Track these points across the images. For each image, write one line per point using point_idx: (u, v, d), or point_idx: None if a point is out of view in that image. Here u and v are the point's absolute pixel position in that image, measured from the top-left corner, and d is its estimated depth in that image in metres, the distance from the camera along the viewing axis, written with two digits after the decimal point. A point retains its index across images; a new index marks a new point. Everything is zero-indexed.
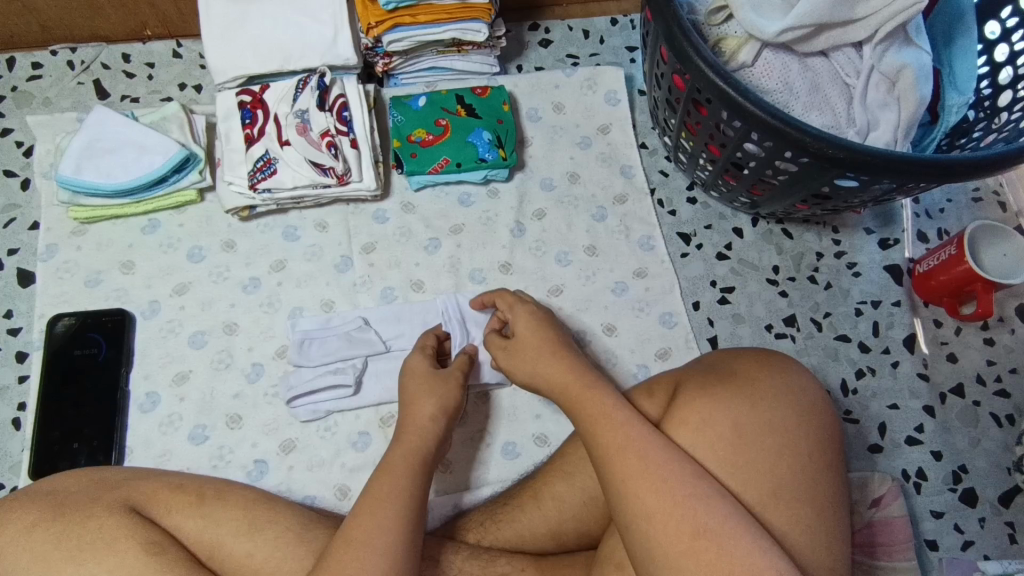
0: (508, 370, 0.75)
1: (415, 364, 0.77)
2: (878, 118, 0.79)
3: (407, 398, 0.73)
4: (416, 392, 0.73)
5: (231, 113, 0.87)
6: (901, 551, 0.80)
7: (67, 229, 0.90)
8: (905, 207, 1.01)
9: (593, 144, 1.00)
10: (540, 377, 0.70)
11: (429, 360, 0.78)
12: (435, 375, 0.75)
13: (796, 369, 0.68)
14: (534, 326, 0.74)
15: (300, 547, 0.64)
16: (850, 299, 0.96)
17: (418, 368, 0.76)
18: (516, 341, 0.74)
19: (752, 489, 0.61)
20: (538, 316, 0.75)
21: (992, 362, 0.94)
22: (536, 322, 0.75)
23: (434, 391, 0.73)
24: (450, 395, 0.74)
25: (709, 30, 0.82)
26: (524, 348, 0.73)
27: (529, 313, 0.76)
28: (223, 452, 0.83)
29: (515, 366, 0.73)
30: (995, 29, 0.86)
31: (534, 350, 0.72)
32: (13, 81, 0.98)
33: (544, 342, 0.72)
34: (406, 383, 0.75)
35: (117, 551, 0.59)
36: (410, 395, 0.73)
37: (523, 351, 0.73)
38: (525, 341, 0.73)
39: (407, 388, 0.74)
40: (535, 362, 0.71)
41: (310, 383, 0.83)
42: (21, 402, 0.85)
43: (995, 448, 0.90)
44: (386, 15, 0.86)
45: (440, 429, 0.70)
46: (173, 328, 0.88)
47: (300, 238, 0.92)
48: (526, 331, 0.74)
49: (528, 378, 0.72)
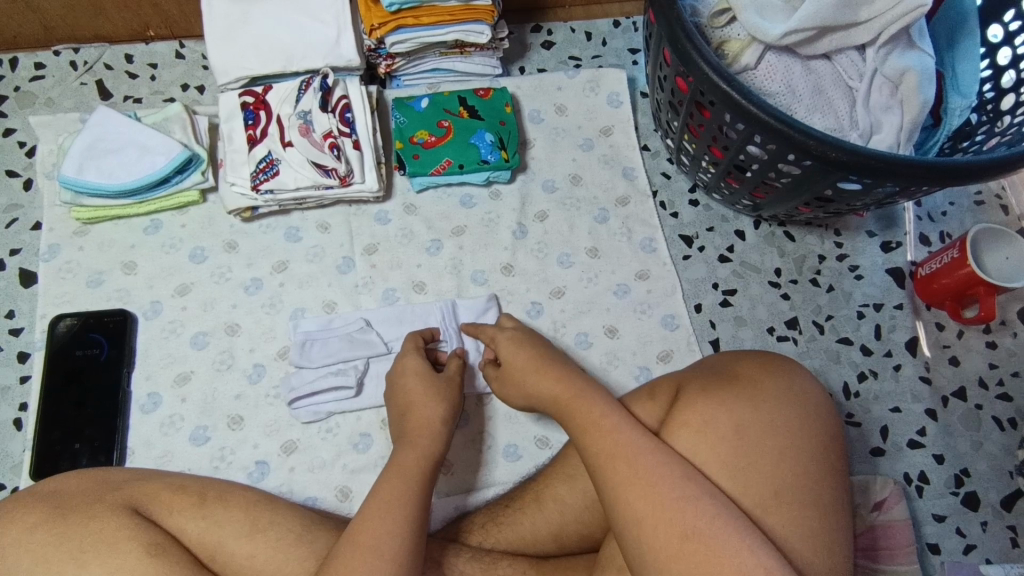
0: (502, 394, 0.76)
1: (410, 363, 0.77)
2: (880, 122, 0.79)
3: (406, 401, 0.73)
4: (416, 395, 0.73)
5: (233, 113, 0.87)
6: (903, 555, 0.80)
7: (69, 229, 0.90)
8: (908, 210, 1.01)
9: (595, 146, 1.00)
10: (532, 396, 0.71)
11: (424, 360, 0.77)
12: (431, 376, 0.75)
13: (798, 372, 0.68)
14: (515, 346, 0.74)
15: (301, 549, 0.64)
16: (852, 302, 0.96)
17: (414, 367, 0.76)
18: (504, 363, 0.74)
19: (754, 492, 0.60)
20: (519, 336, 0.75)
21: (994, 365, 0.94)
22: (521, 343, 0.74)
23: (433, 394, 0.73)
24: (449, 399, 0.73)
25: (712, 32, 0.81)
26: (511, 372, 0.73)
27: (512, 338, 0.75)
28: (224, 453, 0.83)
29: (508, 392, 0.75)
30: (998, 32, 0.86)
31: (525, 370, 0.72)
32: (15, 81, 0.98)
33: (539, 358, 0.72)
34: (403, 382, 0.75)
35: (118, 552, 0.59)
36: (408, 399, 0.73)
37: (513, 372, 0.72)
38: (512, 360, 0.73)
39: (403, 391, 0.75)
40: (525, 382, 0.71)
41: (312, 384, 0.83)
42: (22, 402, 0.85)
43: (997, 452, 0.90)
44: (389, 17, 0.86)
45: (444, 434, 0.70)
46: (174, 329, 0.88)
47: (302, 239, 0.92)
48: (513, 354, 0.74)
49: (523, 399, 0.73)
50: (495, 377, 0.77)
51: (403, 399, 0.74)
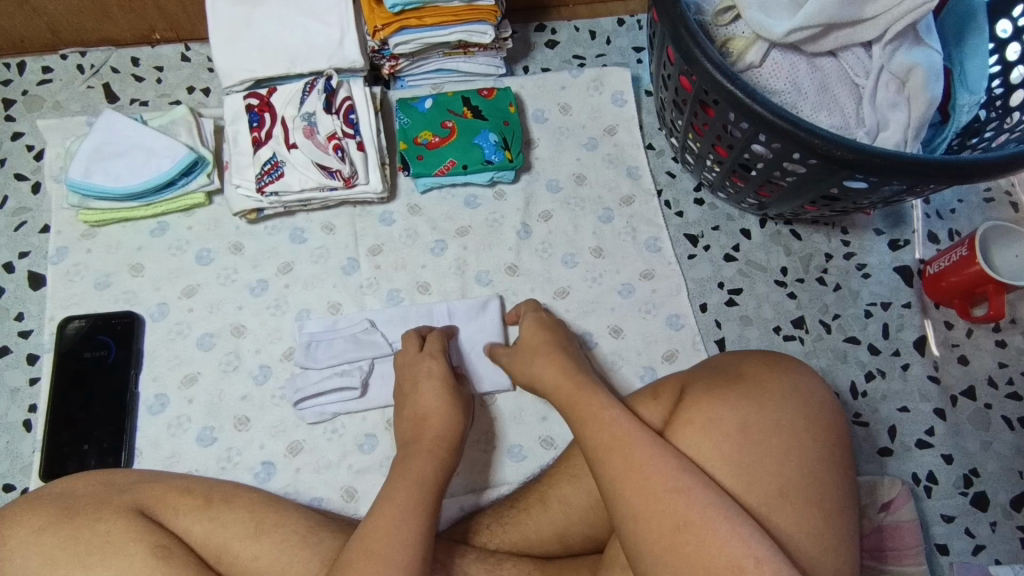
0: (514, 374, 0.78)
1: (435, 367, 0.77)
2: (887, 119, 0.78)
3: (423, 406, 0.74)
4: (433, 402, 0.74)
5: (238, 116, 0.88)
6: (910, 556, 0.80)
7: (77, 231, 0.91)
8: (916, 208, 1.00)
9: (599, 145, 1.00)
10: (538, 384, 0.72)
11: (448, 365, 0.78)
12: (449, 383, 0.76)
13: (803, 371, 0.68)
14: (537, 328, 0.79)
15: (305, 551, 0.65)
16: (859, 300, 0.95)
17: (435, 372, 0.77)
18: (521, 345, 0.78)
19: (757, 491, 0.60)
20: (545, 321, 0.80)
21: (1003, 364, 0.93)
22: (544, 326, 0.79)
23: (452, 405, 0.74)
24: (463, 411, 0.74)
25: (717, 30, 0.81)
26: (525, 352, 0.76)
27: (538, 319, 0.80)
28: (231, 454, 0.83)
29: (519, 371, 0.76)
30: (1006, 28, 0.85)
31: (537, 352, 0.75)
32: (24, 85, 0.99)
33: (554, 348, 0.74)
34: (418, 387, 0.76)
35: (126, 554, 0.59)
36: (426, 403, 0.74)
37: (527, 352, 0.76)
38: (528, 342, 0.77)
39: (419, 393, 0.75)
40: (531, 366, 0.74)
41: (317, 385, 0.83)
42: (32, 403, 0.86)
43: (1007, 451, 0.89)
44: (391, 18, 0.86)
45: (458, 451, 0.71)
46: (181, 330, 0.88)
47: (307, 240, 0.93)
48: (531, 334, 0.78)
49: (528, 381, 0.75)
50: (511, 352, 0.79)
51: (420, 402, 0.74)
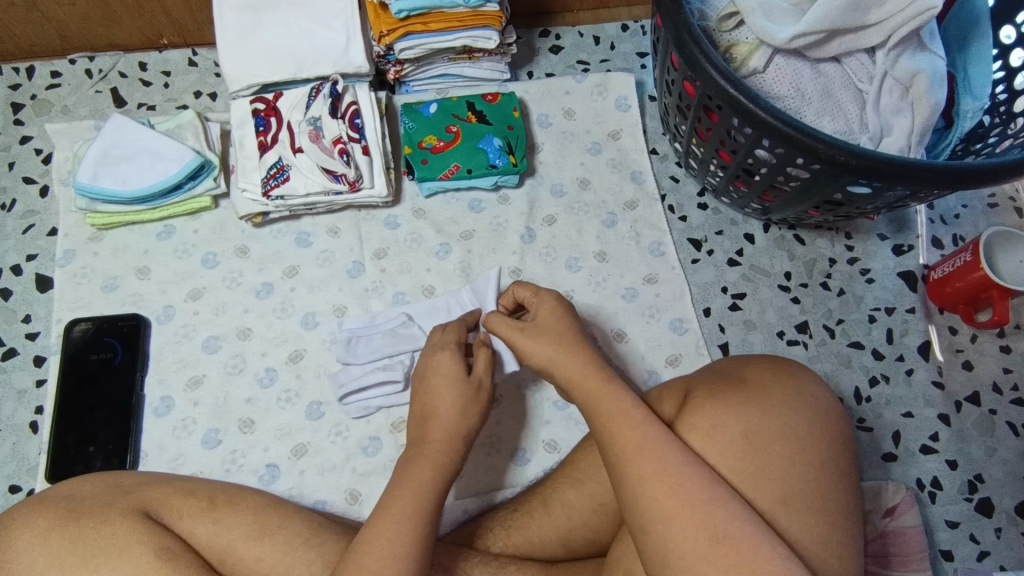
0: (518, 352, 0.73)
1: (442, 360, 0.74)
2: (891, 124, 0.78)
3: (431, 402, 0.72)
4: (441, 400, 0.71)
5: (245, 120, 0.89)
6: (915, 562, 0.80)
7: (84, 234, 0.92)
8: (921, 212, 1.00)
9: (603, 149, 1.00)
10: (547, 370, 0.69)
11: (458, 357, 0.75)
12: (457, 376, 0.73)
13: (808, 377, 0.67)
14: (550, 311, 0.72)
15: (311, 551, 0.65)
16: (863, 305, 0.95)
17: (443, 366, 0.74)
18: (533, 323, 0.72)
19: (762, 495, 0.60)
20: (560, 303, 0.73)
21: (1008, 370, 0.93)
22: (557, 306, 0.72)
23: (460, 402, 0.71)
24: (473, 408, 0.72)
25: (720, 35, 0.82)
26: (537, 333, 0.71)
27: (551, 301, 0.73)
28: (235, 456, 0.84)
29: (526, 348, 0.70)
30: (1011, 33, 0.85)
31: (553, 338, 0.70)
32: (32, 90, 1.00)
33: (568, 336, 0.70)
34: (426, 382, 0.74)
35: (130, 557, 0.60)
36: (433, 400, 0.72)
37: (537, 335, 0.71)
38: (544, 325, 0.72)
39: (429, 390, 0.73)
40: (541, 352, 0.69)
41: (359, 381, 0.82)
42: (38, 406, 0.86)
43: (1012, 458, 0.89)
44: (398, 24, 0.86)
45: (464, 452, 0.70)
46: (187, 333, 0.89)
47: (313, 244, 0.93)
48: (545, 317, 0.72)
49: (536, 366, 0.71)
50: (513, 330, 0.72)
51: (427, 399, 0.72)
